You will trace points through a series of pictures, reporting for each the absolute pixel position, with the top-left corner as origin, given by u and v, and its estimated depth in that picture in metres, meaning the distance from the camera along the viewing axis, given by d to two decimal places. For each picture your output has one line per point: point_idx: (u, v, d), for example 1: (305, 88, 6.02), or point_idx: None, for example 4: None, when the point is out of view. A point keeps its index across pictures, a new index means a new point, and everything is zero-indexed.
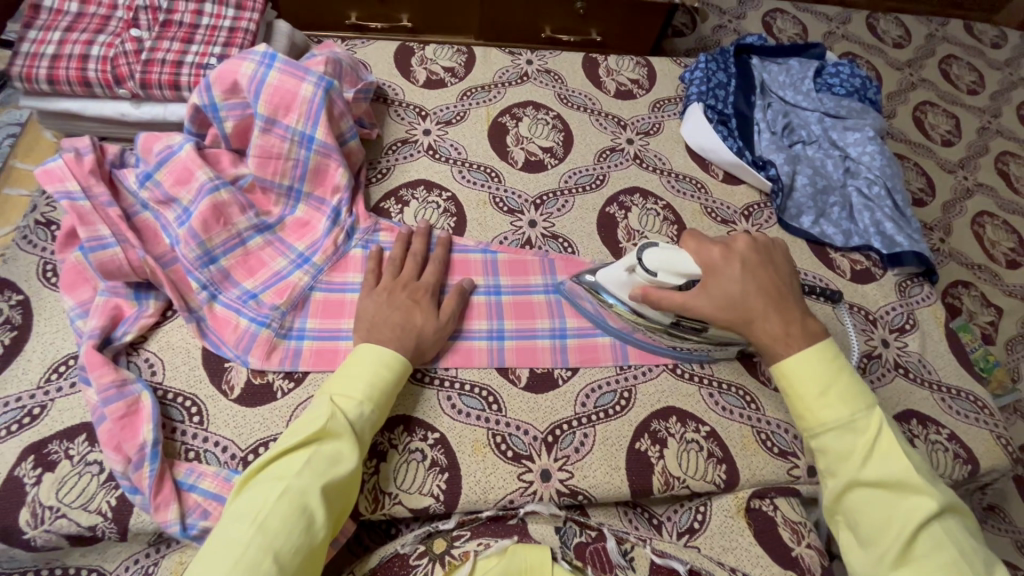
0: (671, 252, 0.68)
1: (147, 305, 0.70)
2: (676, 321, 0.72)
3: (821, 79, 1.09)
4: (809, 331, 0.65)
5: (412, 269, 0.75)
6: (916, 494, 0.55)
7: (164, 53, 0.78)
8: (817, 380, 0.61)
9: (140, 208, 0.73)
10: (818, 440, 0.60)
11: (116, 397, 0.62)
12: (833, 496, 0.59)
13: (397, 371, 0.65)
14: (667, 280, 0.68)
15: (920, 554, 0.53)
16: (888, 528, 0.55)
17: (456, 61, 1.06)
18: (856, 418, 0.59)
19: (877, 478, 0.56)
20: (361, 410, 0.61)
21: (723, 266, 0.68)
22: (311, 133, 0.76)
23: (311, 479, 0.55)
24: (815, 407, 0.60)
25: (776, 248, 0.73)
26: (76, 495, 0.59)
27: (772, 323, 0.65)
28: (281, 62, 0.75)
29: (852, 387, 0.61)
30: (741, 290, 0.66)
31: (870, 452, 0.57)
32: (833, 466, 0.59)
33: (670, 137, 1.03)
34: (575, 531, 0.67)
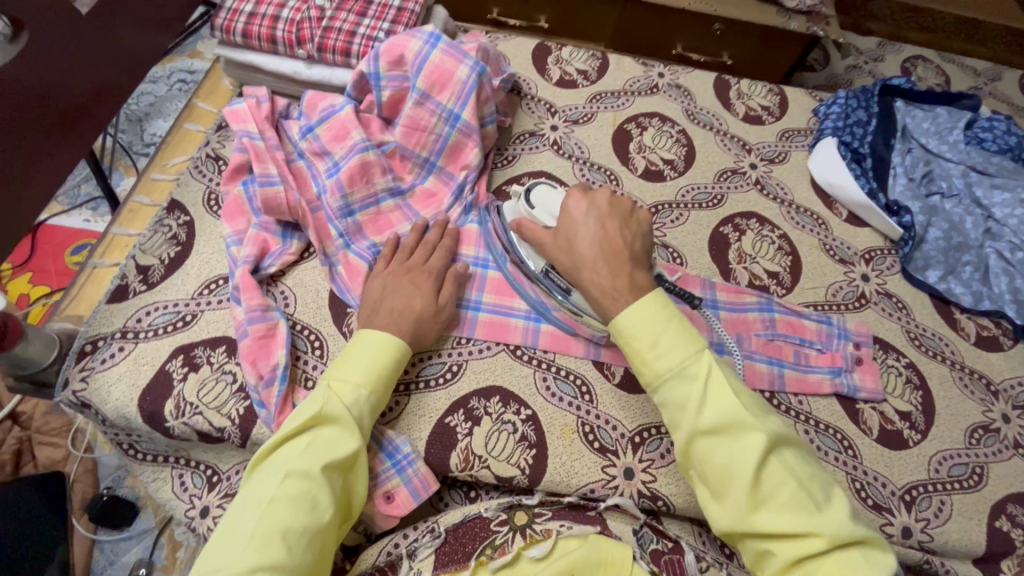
0: (555, 195, 0.74)
1: (291, 244, 0.77)
2: (545, 271, 0.74)
3: (971, 132, 1.03)
4: (638, 285, 0.63)
5: (421, 255, 0.74)
6: (750, 434, 0.53)
7: (342, 23, 0.86)
8: (647, 333, 0.59)
9: (297, 157, 0.81)
10: (659, 393, 0.58)
11: (259, 319, 0.69)
12: (681, 453, 0.57)
13: (397, 356, 0.65)
14: (539, 216, 0.73)
15: (769, 493, 0.52)
16: (734, 473, 0.53)
17: (590, 65, 1.09)
18: (686, 364, 0.57)
19: (714, 423, 0.54)
20: (358, 395, 0.61)
21: (574, 213, 0.69)
22: (457, 112, 0.82)
23: (312, 461, 0.55)
24: (648, 358, 0.58)
25: (638, 214, 0.71)
26: (212, 397, 0.67)
27: (601, 275, 0.64)
28: (444, 43, 0.81)
29: (686, 331, 0.59)
30: (580, 237, 0.67)
31: (705, 398, 0.56)
32: (674, 417, 0.57)
33: (796, 168, 1.00)
34: (651, 537, 0.65)
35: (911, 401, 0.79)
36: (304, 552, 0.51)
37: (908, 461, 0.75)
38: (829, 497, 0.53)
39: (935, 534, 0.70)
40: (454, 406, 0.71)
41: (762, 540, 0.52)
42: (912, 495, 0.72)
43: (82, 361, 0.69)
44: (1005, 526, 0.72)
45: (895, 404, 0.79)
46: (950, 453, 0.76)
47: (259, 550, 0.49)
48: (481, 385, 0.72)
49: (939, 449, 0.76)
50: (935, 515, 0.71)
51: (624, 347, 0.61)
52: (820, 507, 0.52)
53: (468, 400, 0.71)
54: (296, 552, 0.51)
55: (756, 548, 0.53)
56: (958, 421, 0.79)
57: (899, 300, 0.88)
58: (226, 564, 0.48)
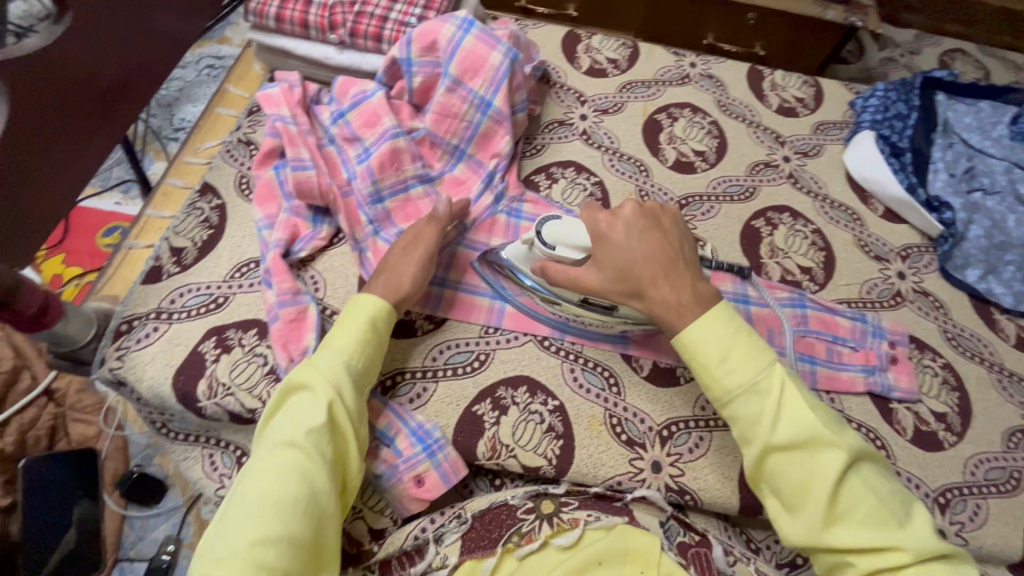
0: (567, 223, 0.66)
1: (321, 229, 0.77)
2: (584, 301, 0.69)
3: (1017, 127, 0.99)
4: (702, 296, 0.61)
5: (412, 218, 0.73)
6: (829, 450, 0.54)
7: (374, 7, 0.85)
8: (716, 347, 0.59)
9: (328, 142, 0.81)
10: (728, 406, 0.58)
11: (290, 302, 0.70)
12: (752, 467, 0.58)
13: (371, 317, 0.64)
14: (564, 253, 0.65)
15: (846, 509, 0.53)
16: (811, 489, 0.54)
17: (620, 54, 1.08)
18: (758, 379, 0.57)
19: (790, 438, 0.55)
20: (334, 359, 0.61)
21: (609, 233, 0.63)
22: (489, 99, 0.81)
23: (294, 431, 0.55)
24: (717, 374, 0.58)
25: (665, 210, 0.67)
26: (244, 379, 0.67)
27: (664, 291, 0.61)
28: (477, 29, 0.81)
29: (754, 346, 0.59)
30: (630, 259, 0.62)
31: (778, 414, 0.56)
32: (746, 432, 0.57)
33: (830, 162, 0.98)
34: (678, 530, 0.65)
35: (948, 403, 0.77)
36: (300, 519, 0.51)
37: (944, 463, 0.73)
38: (909, 514, 0.54)
39: (969, 538, 0.69)
40: (481, 393, 0.70)
41: (837, 554, 0.53)
42: (947, 497, 0.71)
43: (118, 340, 0.70)
44: None
45: (931, 405, 0.77)
46: (986, 456, 0.74)
47: (251, 521, 0.49)
48: (509, 375, 0.72)
49: (976, 452, 0.74)
50: (971, 519, 0.70)
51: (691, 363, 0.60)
52: (903, 523, 0.53)
53: (495, 389, 0.71)
54: (289, 519, 0.51)
55: (831, 561, 0.54)
56: (996, 424, 0.77)
57: (936, 299, 0.86)
58: (223, 540, 0.49)
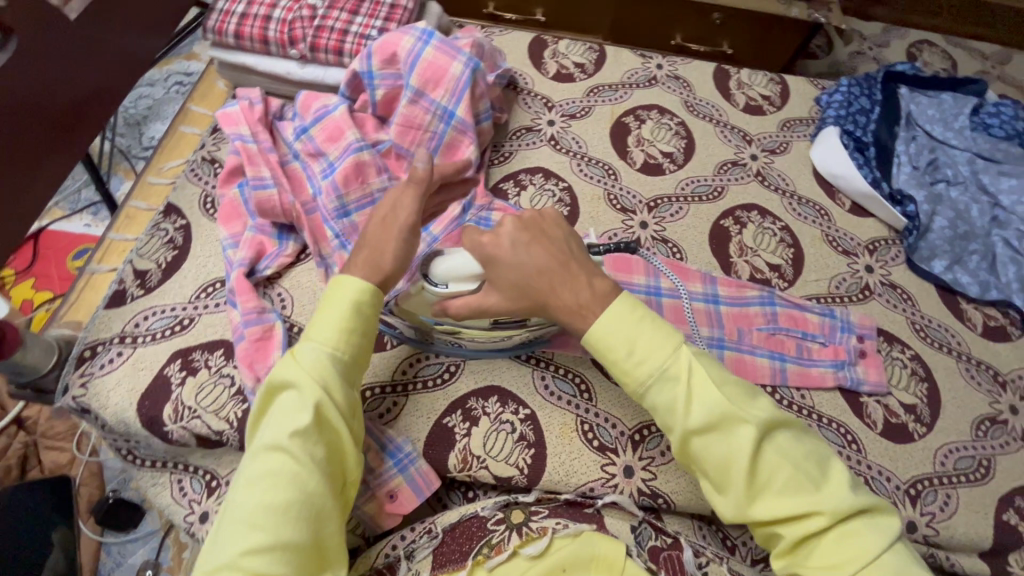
0: (451, 255, 0.62)
1: (287, 246, 0.77)
2: (493, 324, 0.67)
3: (978, 118, 1.01)
4: (605, 293, 0.58)
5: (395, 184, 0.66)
6: (741, 425, 0.52)
7: (334, 21, 0.85)
8: (620, 343, 0.55)
9: (292, 158, 0.81)
10: (645, 398, 0.56)
11: (255, 321, 0.69)
12: (677, 451, 0.56)
13: (356, 301, 0.58)
14: (459, 288, 0.62)
15: (767, 480, 0.52)
16: (731, 468, 0.52)
17: (587, 58, 1.08)
18: (666, 366, 0.54)
19: (703, 423, 0.53)
20: (317, 352, 0.56)
21: (497, 253, 0.59)
22: (452, 109, 0.81)
23: (279, 433, 0.52)
24: (627, 367, 0.55)
25: (546, 215, 0.62)
26: (210, 401, 0.67)
27: (564, 298, 0.58)
28: (437, 39, 0.80)
29: (658, 334, 0.55)
30: (524, 272, 0.59)
31: (690, 399, 0.53)
32: (666, 421, 0.55)
33: (797, 158, 0.99)
34: (650, 534, 0.65)
35: (916, 394, 0.78)
36: (295, 524, 0.49)
37: (913, 454, 0.74)
38: (827, 472, 0.52)
39: (940, 528, 0.69)
40: (452, 405, 0.70)
41: (767, 525, 0.53)
42: (918, 488, 0.71)
43: (81, 366, 0.69)
44: (1012, 519, 0.71)
45: (900, 396, 0.78)
46: (955, 446, 0.75)
47: (243, 534, 0.47)
48: (480, 385, 0.72)
49: (945, 442, 0.75)
50: (941, 509, 0.71)
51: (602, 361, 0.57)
52: (819, 484, 0.51)
53: (465, 400, 0.71)
54: (282, 527, 0.48)
55: (764, 532, 0.53)
56: (964, 413, 0.78)
57: (904, 291, 0.87)
58: (220, 553, 0.47)
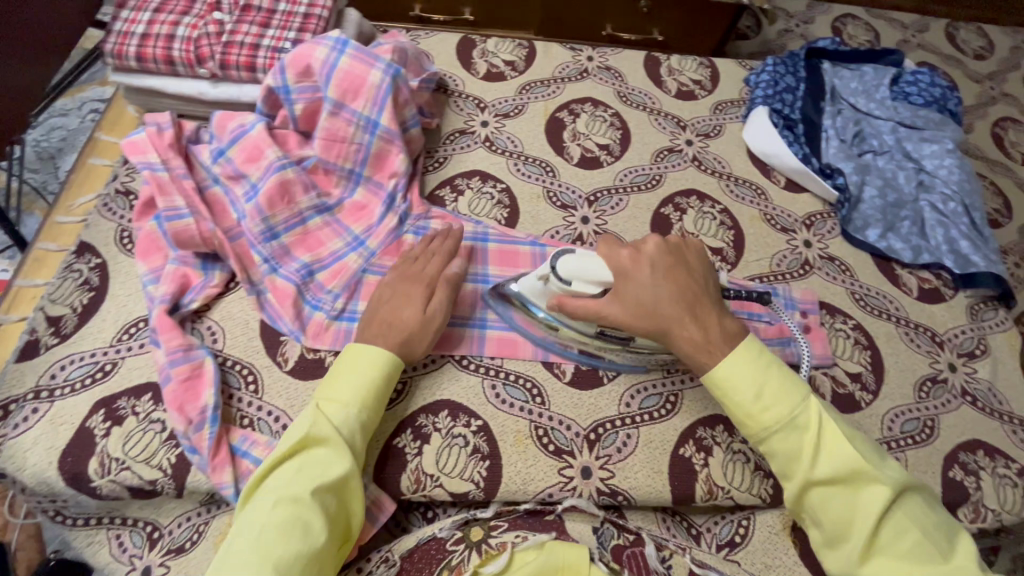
0: (584, 256, 0.65)
1: (213, 276, 0.73)
2: (600, 331, 0.69)
3: (898, 87, 1.03)
4: (729, 332, 0.64)
5: (418, 264, 0.72)
6: (870, 483, 0.55)
7: (243, 36, 0.81)
8: (750, 386, 0.60)
9: (211, 183, 0.76)
10: (765, 442, 0.60)
11: (182, 360, 0.65)
12: (793, 500, 0.60)
13: (386, 367, 0.64)
14: (581, 289, 0.64)
15: (888, 544, 0.54)
16: (852, 525, 0.56)
17: (517, 55, 1.07)
18: (795, 415, 0.59)
19: (829, 475, 0.56)
20: (347, 413, 0.61)
21: (635, 271, 0.65)
22: (376, 119, 0.78)
23: (302, 486, 0.55)
24: (754, 411, 0.60)
25: (688, 245, 0.70)
26: (140, 450, 0.63)
27: (690, 330, 0.63)
28: (353, 48, 0.77)
29: (786, 381, 0.60)
30: (656, 298, 0.64)
31: (818, 451, 0.57)
32: (786, 468, 0.59)
33: (731, 140, 1.00)
34: (612, 533, 0.66)
35: (861, 362, 0.80)
36: None
37: (861, 423, 0.75)
38: (953, 545, 0.55)
39: None
40: (401, 425, 0.68)
41: None
42: None
43: None
44: (958, 475, 0.73)
45: (846, 366, 0.79)
46: (899, 410, 0.77)
47: None
48: (429, 400, 0.70)
49: (890, 407, 0.77)
50: None
51: (724, 399, 0.62)
52: (947, 557, 0.53)
53: (414, 418, 0.68)
54: None
55: None
56: (906, 377, 0.80)
57: (842, 263, 0.88)
58: None
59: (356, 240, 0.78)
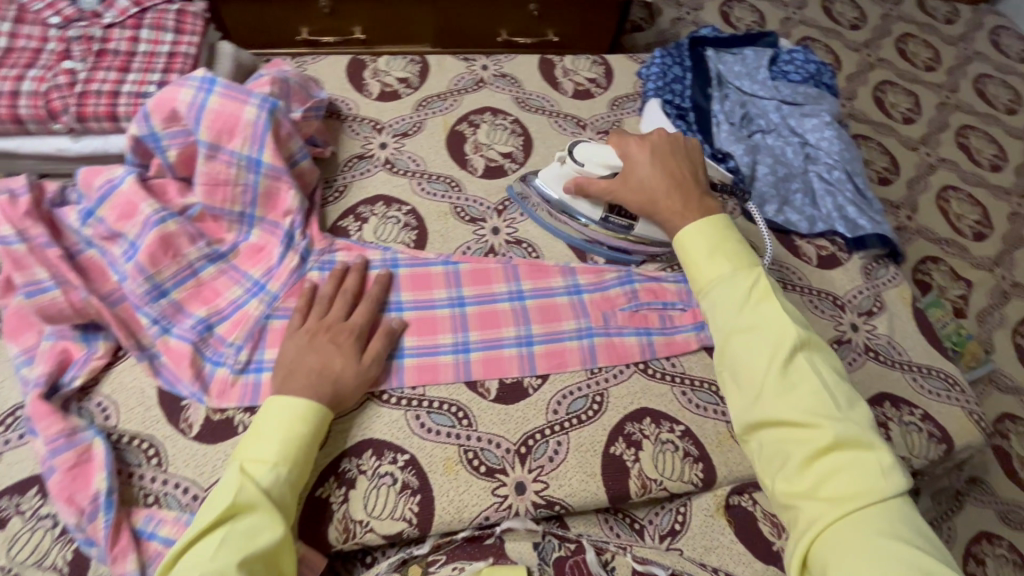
0: (600, 148, 0.85)
1: (97, 347, 0.68)
2: (605, 216, 0.84)
3: (776, 67, 1.09)
4: (708, 208, 0.76)
5: (339, 309, 0.71)
6: (784, 331, 0.62)
7: (100, 84, 0.76)
8: (703, 246, 0.71)
9: (84, 246, 0.71)
10: (708, 295, 0.69)
11: (65, 447, 0.60)
12: (720, 351, 0.65)
13: (315, 420, 0.62)
14: (591, 169, 0.83)
15: (792, 388, 0.59)
16: (761, 367, 0.61)
17: (410, 71, 1.04)
18: (736, 273, 0.68)
19: (750, 322, 0.64)
20: (275, 474, 0.57)
21: (638, 158, 0.81)
22: (257, 157, 0.74)
23: (227, 557, 0.51)
24: (702, 268, 0.70)
25: (689, 144, 0.84)
26: (29, 553, 0.57)
27: (674, 202, 0.76)
28: (221, 85, 0.73)
29: (736, 250, 0.70)
30: (651, 175, 0.79)
31: (748, 301, 0.65)
32: (719, 317, 0.67)
33: (630, 135, 1.02)
34: (554, 545, 0.66)
35: None
36: None
37: None
38: (853, 407, 0.59)
39: None
40: (324, 473, 0.65)
41: (777, 431, 0.59)
42: None
43: None
44: None
45: None
46: None
47: None
48: (350, 442, 0.67)
49: None
50: None
51: (683, 260, 0.73)
52: (840, 409, 0.58)
53: (338, 463, 0.66)
54: None
55: (771, 439, 0.59)
56: None
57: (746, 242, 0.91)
58: None
59: (255, 285, 0.74)
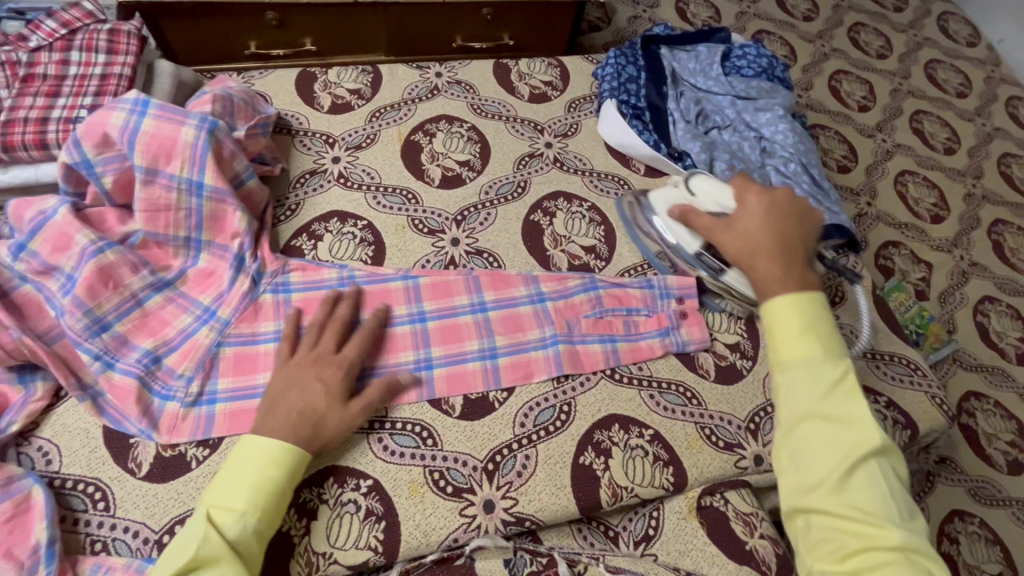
0: (719, 186, 0.79)
1: (35, 387, 0.65)
2: (700, 252, 0.80)
3: (729, 62, 1.09)
4: (807, 283, 0.64)
5: (331, 341, 0.68)
6: (867, 427, 0.55)
7: (27, 110, 0.73)
8: (797, 320, 0.61)
9: (18, 282, 0.67)
10: (784, 371, 0.60)
11: (0, 498, 0.56)
12: (782, 428, 0.58)
13: (288, 465, 0.59)
14: (704, 204, 0.78)
15: (856, 487, 0.53)
16: (828, 457, 0.55)
17: (361, 82, 1.02)
18: (826, 354, 0.59)
19: (829, 410, 0.56)
20: (242, 525, 0.55)
21: (751, 207, 0.71)
22: (199, 179, 0.71)
23: None
24: (786, 341, 0.60)
25: (812, 212, 0.72)
26: None
27: (772, 266, 0.65)
28: (156, 107, 0.71)
29: (828, 332, 0.60)
30: (757, 229, 0.69)
31: (831, 388, 0.57)
32: (793, 396, 0.58)
33: (588, 137, 1.02)
34: (526, 560, 0.65)
35: (737, 332, 0.82)
36: None
37: (745, 391, 0.78)
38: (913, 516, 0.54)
39: None
40: None
41: (824, 521, 0.54)
42: (757, 422, 0.75)
43: None
44: None
45: (723, 339, 0.81)
46: None
47: None
48: (311, 471, 0.65)
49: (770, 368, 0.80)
50: None
51: (766, 327, 0.62)
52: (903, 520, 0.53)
53: (298, 494, 0.64)
54: None
55: (812, 525, 0.54)
56: None
57: None
58: None
59: (205, 313, 0.71)
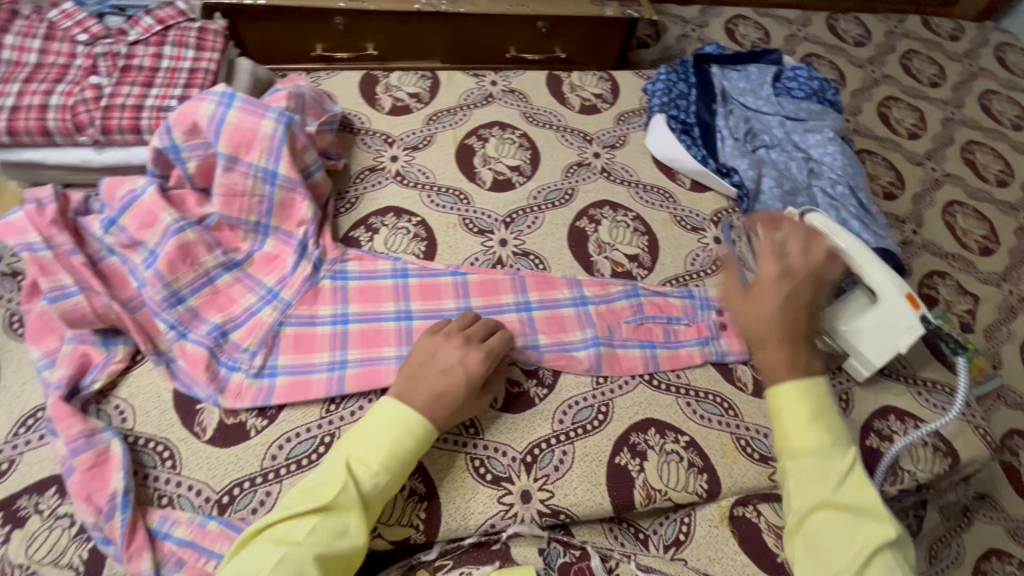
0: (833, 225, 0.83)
1: (116, 351, 0.70)
2: None
3: (780, 84, 1.11)
4: (812, 368, 0.65)
5: (479, 331, 0.71)
6: (881, 520, 0.56)
7: (124, 98, 0.80)
8: (807, 408, 0.62)
9: (105, 253, 0.73)
10: (795, 459, 0.61)
11: (84, 447, 0.62)
12: (795, 519, 0.58)
13: (421, 438, 0.62)
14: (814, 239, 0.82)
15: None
16: (847, 547, 0.55)
17: (420, 86, 1.07)
18: (836, 443, 0.60)
19: (847, 500, 0.57)
20: (376, 482, 0.59)
21: (779, 279, 0.70)
22: (274, 169, 0.76)
23: (309, 548, 0.54)
24: (798, 429, 0.61)
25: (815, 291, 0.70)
26: (46, 551, 0.59)
27: (775, 353, 0.65)
28: (240, 100, 0.76)
29: (836, 424, 0.62)
30: (768, 307, 0.68)
31: (842, 480, 0.58)
32: (801, 487, 0.59)
33: (635, 149, 1.04)
34: (559, 551, 0.67)
35: None
36: None
37: None
38: None
39: None
40: None
41: None
42: None
43: None
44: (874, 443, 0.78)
45: None
46: None
47: None
48: None
49: None
50: None
51: (778, 413, 0.63)
52: None
53: None
54: None
55: None
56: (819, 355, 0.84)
57: None
58: None
59: (269, 293, 0.76)
